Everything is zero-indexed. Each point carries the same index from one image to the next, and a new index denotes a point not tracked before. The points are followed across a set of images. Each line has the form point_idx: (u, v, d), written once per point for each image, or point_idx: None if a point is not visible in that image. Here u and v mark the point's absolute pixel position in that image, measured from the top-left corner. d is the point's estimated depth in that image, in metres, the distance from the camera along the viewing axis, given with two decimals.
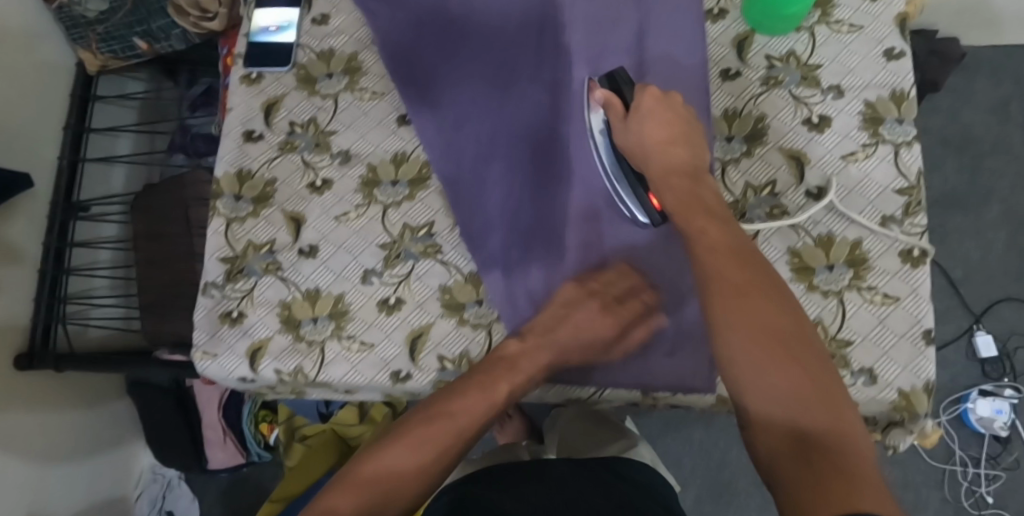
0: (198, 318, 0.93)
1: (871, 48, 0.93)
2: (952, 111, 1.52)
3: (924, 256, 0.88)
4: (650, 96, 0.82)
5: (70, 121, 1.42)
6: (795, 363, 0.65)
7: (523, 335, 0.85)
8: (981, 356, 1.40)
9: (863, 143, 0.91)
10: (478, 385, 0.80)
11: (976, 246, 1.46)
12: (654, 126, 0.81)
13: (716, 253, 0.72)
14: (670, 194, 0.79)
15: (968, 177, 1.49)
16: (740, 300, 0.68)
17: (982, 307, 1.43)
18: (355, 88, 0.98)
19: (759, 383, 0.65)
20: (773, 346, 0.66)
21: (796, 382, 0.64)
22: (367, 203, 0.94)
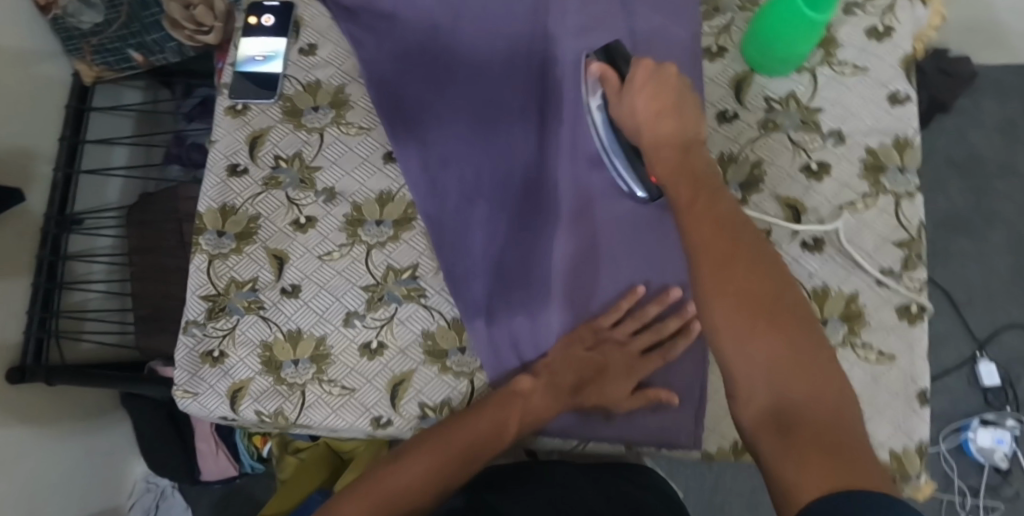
0: (179, 357, 0.92)
1: (875, 91, 0.90)
2: (958, 131, 1.45)
3: (922, 313, 0.85)
4: (645, 68, 0.75)
5: (66, 133, 1.38)
6: (787, 337, 0.57)
7: (536, 372, 0.83)
8: (983, 384, 1.34)
9: (863, 193, 0.87)
10: (491, 410, 0.79)
11: (981, 270, 1.40)
12: (641, 96, 0.74)
13: (703, 218, 0.63)
14: (659, 162, 0.72)
15: (974, 199, 1.43)
16: (731, 266, 0.60)
17: (986, 333, 1.38)
18: (341, 122, 0.95)
19: (743, 357, 0.57)
20: (764, 318, 0.58)
21: (788, 355, 0.56)
22: (351, 243, 0.92)
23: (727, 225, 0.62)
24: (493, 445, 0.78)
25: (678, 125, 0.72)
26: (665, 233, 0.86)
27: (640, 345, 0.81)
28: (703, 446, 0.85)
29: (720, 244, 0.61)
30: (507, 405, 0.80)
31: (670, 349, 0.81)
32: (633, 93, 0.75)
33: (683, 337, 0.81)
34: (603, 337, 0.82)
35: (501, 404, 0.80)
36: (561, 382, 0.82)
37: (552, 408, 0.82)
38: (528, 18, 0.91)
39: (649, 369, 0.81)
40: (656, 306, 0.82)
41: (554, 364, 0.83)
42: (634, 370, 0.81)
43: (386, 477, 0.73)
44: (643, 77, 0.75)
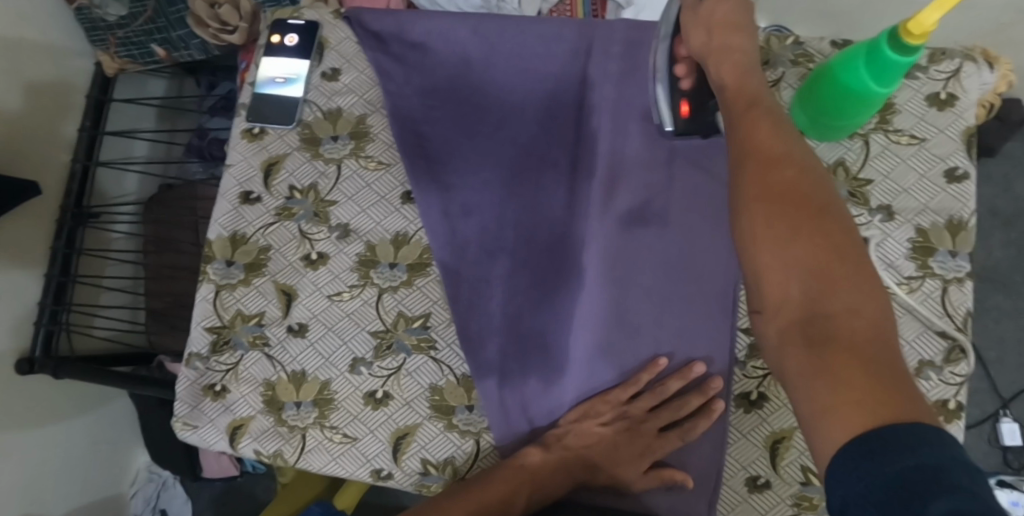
0: (180, 390, 0.89)
1: (932, 166, 0.83)
2: (1004, 181, 1.37)
3: (960, 411, 0.79)
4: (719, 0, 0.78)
5: (86, 124, 1.34)
6: (824, 242, 0.61)
7: (547, 444, 0.80)
8: (1004, 443, 1.29)
9: (908, 275, 0.82)
10: (497, 485, 0.77)
11: (1015, 328, 1.33)
12: (700, 29, 0.78)
13: (751, 127, 0.69)
14: (719, 80, 0.75)
15: (1015, 253, 1.35)
16: (776, 175, 0.65)
17: (1012, 392, 1.31)
18: (360, 155, 0.91)
19: (778, 260, 0.62)
20: (803, 221, 0.62)
21: (823, 259, 0.61)
22: (362, 284, 0.88)
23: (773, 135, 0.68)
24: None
25: (742, 46, 0.76)
26: (693, 276, 0.82)
27: (658, 424, 0.79)
28: None
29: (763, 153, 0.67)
30: (515, 482, 0.78)
31: (690, 428, 0.78)
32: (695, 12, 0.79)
33: (705, 416, 0.78)
34: (621, 413, 0.80)
35: (509, 479, 0.78)
36: (572, 456, 0.80)
37: (563, 482, 0.79)
38: (562, 64, 0.88)
39: (665, 449, 0.78)
40: (679, 382, 0.79)
41: (566, 437, 0.80)
42: (648, 449, 0.79)
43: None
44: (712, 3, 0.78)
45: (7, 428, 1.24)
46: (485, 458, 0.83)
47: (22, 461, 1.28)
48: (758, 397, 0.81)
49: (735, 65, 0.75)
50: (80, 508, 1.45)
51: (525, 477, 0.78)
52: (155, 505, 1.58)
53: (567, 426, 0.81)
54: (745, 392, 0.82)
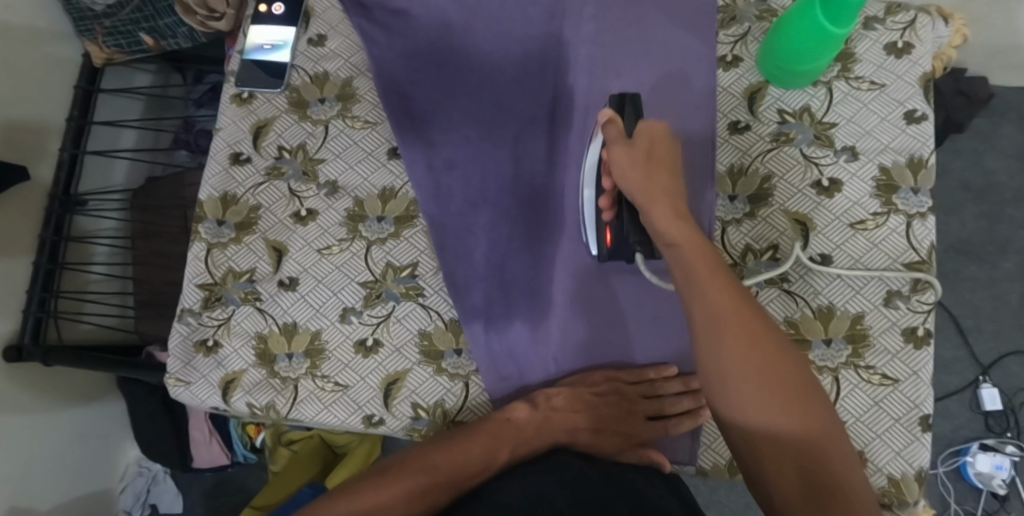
0: (173, 346, 0.91)
1: (891, 109, 0.88)
2: (974, 156, 1.37)
3: (928, 337, 0.83)
4: (650, 135, 0.74)
5: (74, 113, 1.38)
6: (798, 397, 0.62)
7: (534, 402, 0.81)
8: (985, 409, 1.27)
9: (873, 212, 0.86)
10: (483, 439, 0.77)
11: (990, 297, 1.32)
12: (633, 172, 0.72)
13: (707, 287, 0.65)
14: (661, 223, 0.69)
15: (986, 225, 1.35)
16: (742, 340, 0.63)
17: (991, 359, 1.30)
18: (346, 115, 0.95)
19: (761, 434, 0.62)
20: (775, 386, 0.62)
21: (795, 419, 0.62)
22: (351, 238, 0.91)
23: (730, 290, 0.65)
24: (482, 474, 0.75)
25: (672, 185, 0.71)
26: None
27: (649, 410, 0.81)
28: (699, 461, 0.83)
29: (725, 316, 0.64)
30: (501, 436, 0.78)
31: (675, 423, 0.82)
32: (615, 151, 0.74)
33: (690, 396, 0.82)
34: (617, 389, 0.82)
35: (495, 433, 0.78)
36: (558, 418, 0.81)
37: (546, 440, 0.79)
38: (540, 24, 0.91)
39: (650, 435, 0.82)
40: (679, 385, 0.82)
41: (555, 398, 0.82)
42: (635, 432, 0.82)
43: (367, 494, 0.71)
44: (645, 144, 0.73)
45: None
46: (474, 400, 0.86)
47: (11, 447, 1.28)
48: None
49: (671, 212, 0.69)
50: (70, 500, 1.44)
51: (510, 433, 0.79)
52: (145, 500, 1.58)
53: (560, 388, 0.83)
54: None
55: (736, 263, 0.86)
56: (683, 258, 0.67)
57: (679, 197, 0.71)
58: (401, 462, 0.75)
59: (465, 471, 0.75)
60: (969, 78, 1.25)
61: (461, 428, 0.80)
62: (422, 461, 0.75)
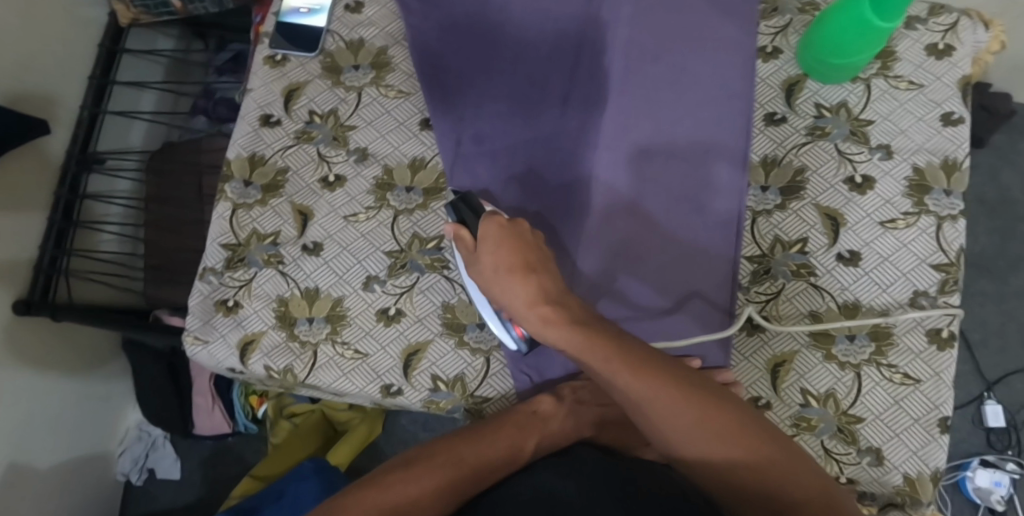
0: (193, 304, 0.90)
1: (928, 110, 0.88)
2: (991, 171, 1.37)
3: (952, 339, 0.83)
4: (497, 224, 0.75)
5: (95, 73, 1.38)
6: (718, 412, 0.66)
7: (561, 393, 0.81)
8: (988, 425, 1.26)
9: (905, 211, 0.86)
10: (509, 431, 0.77)
11: (999, 313, 1.31)
12: (517, 287, 0.72)
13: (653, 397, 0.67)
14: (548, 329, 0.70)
15: (1000, 241, 1.34)
16: (696, 429, 0.66)
17: (996, 375, 1.29)
18: (380, 84, 0.94)
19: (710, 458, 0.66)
20: (740, 438, 0.65)
21: (774, 469, 0.64)
22: (378, 206, 0.90)
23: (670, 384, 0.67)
24: (508, 467, 0.75)
25: (537, 277, 0.72)
26: (692, 214, 0.85)
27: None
28: None
29: (678, 413, 0.66)
30: (527, 428, 0.78)
31: None
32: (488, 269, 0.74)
33: None
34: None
35: (521, 426, 0.78)
36: (583, 410, 0.82)
37: (569, 433, 0.80)
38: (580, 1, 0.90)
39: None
40: None
41: (581, 391, 0.82)
42: None
43: (395, 488, 0.70)
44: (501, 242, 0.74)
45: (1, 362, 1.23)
46: (495, 375, 0.85)
47: (15, 401, 1.27)
48: (760, 322, 0.85)
49: (548, 310, 0.70)
50: (69, 459, 1.43)
51: (536, 424, 0.79)
52: (143, 464, 1.57)
53: (585, 381, 0.83)
54: (748, 316, 0.86)
55: (765, 254, 0.86)
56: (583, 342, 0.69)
57: (553, 284, 0.72)
58: (425, 455, 0.74)
59: (486, 467, 0.74)
60: (992, 93, 1.25)
61: (485, 422, 0.79)
62: (449, 454, 0.74)
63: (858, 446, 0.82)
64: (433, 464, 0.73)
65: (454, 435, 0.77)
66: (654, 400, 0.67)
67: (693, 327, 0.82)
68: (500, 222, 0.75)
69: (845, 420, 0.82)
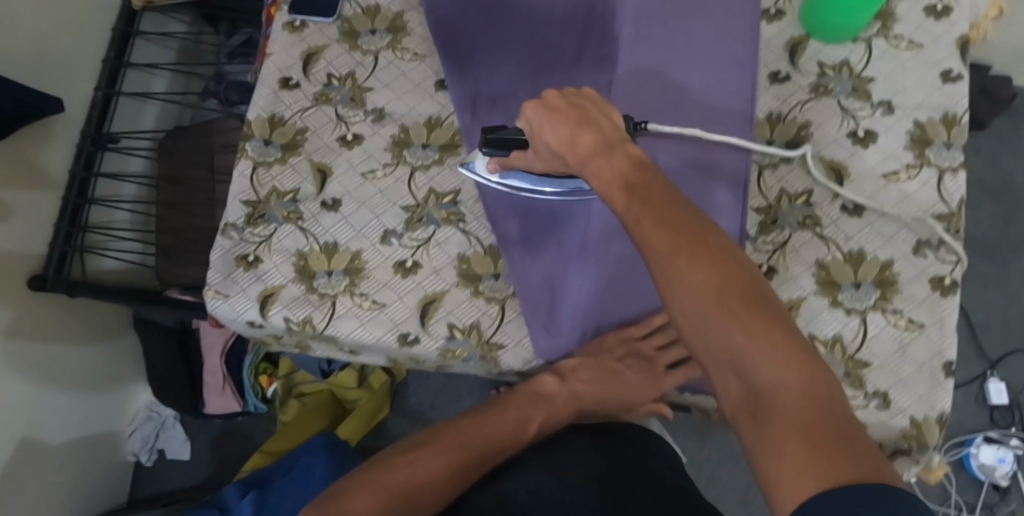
0: (214, 258, 0.92)
1: (929, 68, 0.91)
2: (993, 156, 1.40)
3: (955, 286, 0.85)
4: (551, 97, 0.70)
5: (110, 55, 1.41)
6: (738, 291, 0.53)
7: (561, 373, 0.84)
8: (990, 402, 1.27)
9: (907, 163, 0.88)
10: (514, 411, 0.80)
11: (1001, 294, 1.34)
12: (581, 136, 0.66)
13: (682, 265, 0.54)
14: (598, 176, 0.64)
15: (1002, 225, 1.37)
16: (720, 316, 0.52)
17: (999, 354, 1.31)
18: (396, 47, 0.97)
19: (703, 335, 0.53)
20: (749, 326, 0.52)
21: (779, 379, 0.50)
22: (395, 163, 0.93)
23: (706, 253, 0.54)
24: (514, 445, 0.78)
25: (586, 135, 0.66)
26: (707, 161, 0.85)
27: (666, 361, 0.85)
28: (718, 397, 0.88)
29: (707, 292, 0.53)
30: (531, 411, 0.81)
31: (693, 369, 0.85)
32: (544, 134, 0.69)
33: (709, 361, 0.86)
34: (632, 349, 0.84)
35: (526, 407, 0.81)
36: (584, 392, 0.83)
37: (572, 415, 0.83)
38: None
39: (672, 384, 0.85)
40: None
41: (580, 371, 0.84)
42: (657, 387, 0.85)
43: (407, 468, 0.71)
44: (559, 102, 0.69)
45: (9, 334, 1.23)
46: (510, 322, 0.88)
47: (27, 376, 1.27)
48: (768, 270, 0.87)
49: (604, 163, 0.64)
50: (79, 438, 1.41)
51: (540, 406, 0.81)
52: (154, 445, 1.55)
53: (581, 361, 0.85)
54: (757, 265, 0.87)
55: (771, 206, 0.89)
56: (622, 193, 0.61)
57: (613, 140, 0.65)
58: (433, 437, 0.76)
59: (491, 447, 0.76)
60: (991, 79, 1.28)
61: (488, 403, 0.81)
62: (455, 431, 0.76)
63: (865, 390, 0.84)
64: (441, 446, 0.74)
65: (458, 416, 0.78)
66: (687, 275, 0.54)
67: None
68: (557, 93, 0.70)
69: (852, 365, 0.85)
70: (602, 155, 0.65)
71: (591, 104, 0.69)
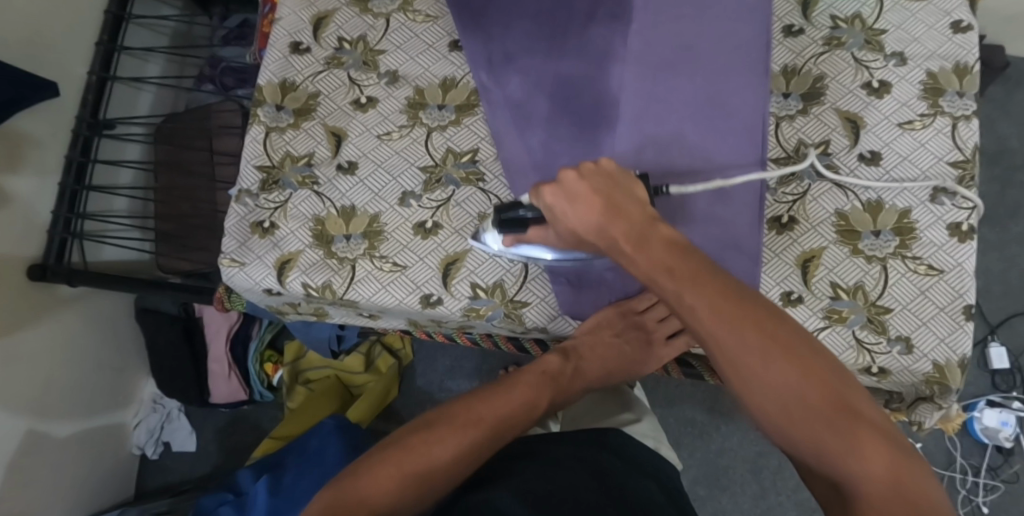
0: (229, 226, 0.91)
1: (938, 19, 0.92)
2: (987, 121, 1.38)
3: (971, 232, 0.86)
4: (571, 176, 0.67)
5: (103, 38, 1.32)
6: (813, 379, 0.58)
7: (565, 352, 0.86)
8: (992, 367, 1.26)
9: (921, 113, 0.89)
10: (524, 387, 0.81)
11: (1000, 259, 1.32)
12: (612, 223, 0.65)
13: (755, 364, 0.58)
14: (637, 262, 0.63)
15: (998, 189, 1.35)
16: (802, 410, 0.58)
17: (999, 319, 1.30)
18: (407, 10, 0.96)
19: (786, 426, 0.58)
20: (829, 416, 0.57)
21: (861, 464, 0.56)
22: (412, 124, 0.92)
23: (780, 347, 0.58)
24: (522, 423, 0.78)
25: (624, 223, 0.65)
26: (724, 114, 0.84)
27: (666, 331, 0.88)
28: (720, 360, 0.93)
29: (783, 387, 0.58)
30: (538, 387, 0.81)
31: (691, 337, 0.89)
32: (568, 219, 0.68)
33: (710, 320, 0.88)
34: (632, 321, 0.87)
35: (532, 384, 0.81)
36: (587, 364, 0.87)
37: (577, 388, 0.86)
38: None
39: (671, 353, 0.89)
40: None
41: (580, 346, 0.87)
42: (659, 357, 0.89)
43: (417, 450, 0.70)
44: (582, 180, 0.67)
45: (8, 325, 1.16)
46: (534, 280, 0.87)
47: (28, 374, 1.20)
48: (789, 220, 0.88)
49: (646, 249, 0.63)
50: (84, 430, 1.35)
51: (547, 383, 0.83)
52: (158, 437, 1.48)
53: (580, 336, 0.87)
54: (777, 216, 0.89)
55: (791, 157, 0.90)
56: (673, 285, 0.61)
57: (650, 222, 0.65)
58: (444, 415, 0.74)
59: (500, 425, 0.75)
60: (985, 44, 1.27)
61: (496, 384, 0.81)
62: (467, 410, 0.75)
63: (888, 336, 0.85)
64: (454, 427, 0.72)
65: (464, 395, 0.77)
66: (765, 376, 0.58)
67: (733, 234, 0.83)
68: (574, 172, 0.67)
69: (874, 311, 0.85)
70: (637, 236, 0.64)
71: (611, 180, 0.67)
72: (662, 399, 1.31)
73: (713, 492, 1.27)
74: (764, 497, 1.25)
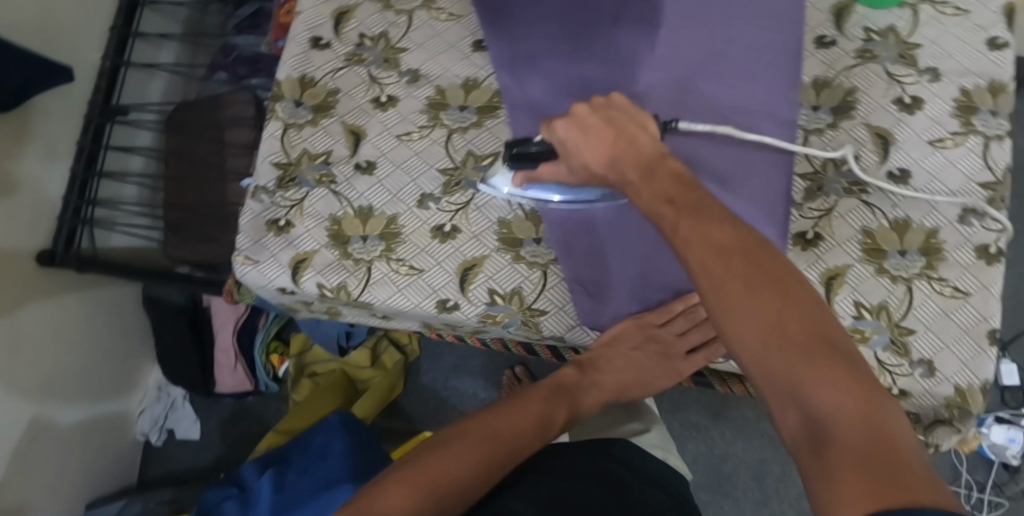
0: (244, 223, 0.90)
1: (974, 34, 0.89)
2: None
3: (1000, 255, 0.84)
4: (583, 109, 0.67)
5: (117, 22, 1.32)
6: (793, 309, 0.52)
7: (581, 365, 0.87)
8: (1003, 383, 1.24)
9: (953, 131, 0.87)
10: (540, 403, 0.81)
11: (1015, 275, 1.30)
12: (623, 158, 0.64)
13: (736, 285, 0.53)
14: (642, 195, 0.62)
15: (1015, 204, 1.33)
16: (777, 338, 0.51)
17: (1012, 335, 1.28)
18: (431, 7, 0.95)
19: (757, 355, 0.52)
20: (806, 349, 0.50)
21: (836, 405, 0.48)
22: (432, 125, 0.91)
23: (764, 271, 0.53)
24: (539, 438, 0.78)
25: (632, 155, 0.64)
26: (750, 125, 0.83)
27: (688, 346, 0.85)
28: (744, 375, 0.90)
29: (761, 311, 0.52)
30: (553, 401, 0.82)
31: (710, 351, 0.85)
32: (579, 152, 0.67)
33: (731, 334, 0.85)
34: (651, 336, 0.84)
35: (547, 399, 0.82)
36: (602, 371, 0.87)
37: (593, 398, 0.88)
38: None
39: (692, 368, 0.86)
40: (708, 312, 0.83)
41: (597, 359, 0.87)
42: (678, 371, 0.87)
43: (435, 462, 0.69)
44: (594, 111, 0.67)
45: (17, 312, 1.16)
46: (554, 288, 0.85)
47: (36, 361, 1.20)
48: (814, 237, 0.87)
49: (651, 183, 0.62)
50: (89, 416, 1.34)
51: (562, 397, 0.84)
52: (162, 425, 1.48)
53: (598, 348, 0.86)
54: (802, 232, 0.87)
55: (818, 172, 0.88)
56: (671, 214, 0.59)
57: (659, 157, 0.64)
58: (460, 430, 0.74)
59: (515, 440, 0.75)
60: None
61: (510, 396, 0.81)
62: (480, 426, 0.74)
63: (910, 358, 0.83)
64: (470, 442, 0.72)
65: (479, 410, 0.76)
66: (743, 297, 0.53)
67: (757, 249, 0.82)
68: (587, 107, 0.67)
69: (897, 331, 0.84)
70: (642, 166, 0.63)
71: (625, 115, 0.67)
72: (668, 405, 1.30)
73: (716, 498, 1.26)
74: (766, 505, 1.24)
